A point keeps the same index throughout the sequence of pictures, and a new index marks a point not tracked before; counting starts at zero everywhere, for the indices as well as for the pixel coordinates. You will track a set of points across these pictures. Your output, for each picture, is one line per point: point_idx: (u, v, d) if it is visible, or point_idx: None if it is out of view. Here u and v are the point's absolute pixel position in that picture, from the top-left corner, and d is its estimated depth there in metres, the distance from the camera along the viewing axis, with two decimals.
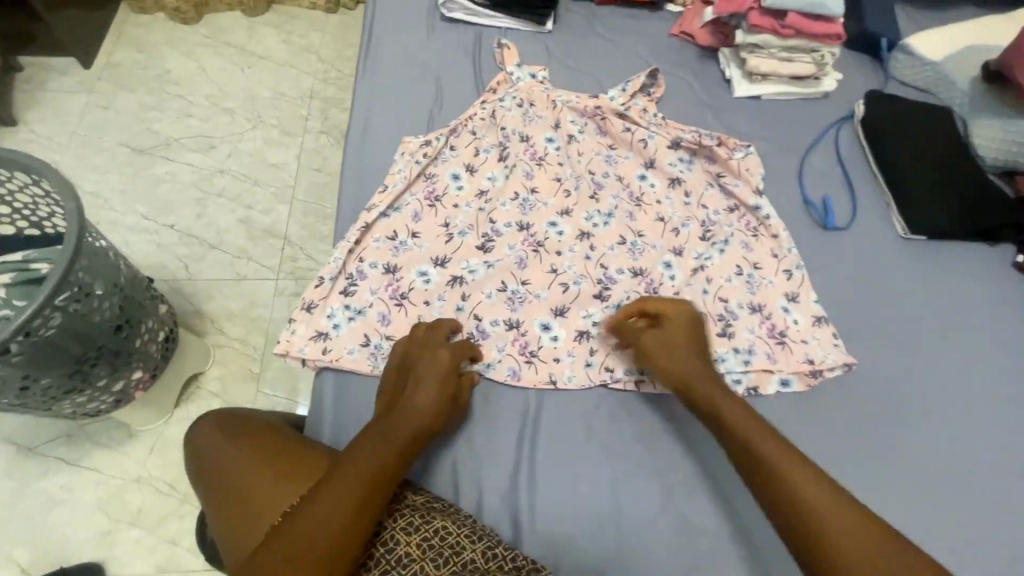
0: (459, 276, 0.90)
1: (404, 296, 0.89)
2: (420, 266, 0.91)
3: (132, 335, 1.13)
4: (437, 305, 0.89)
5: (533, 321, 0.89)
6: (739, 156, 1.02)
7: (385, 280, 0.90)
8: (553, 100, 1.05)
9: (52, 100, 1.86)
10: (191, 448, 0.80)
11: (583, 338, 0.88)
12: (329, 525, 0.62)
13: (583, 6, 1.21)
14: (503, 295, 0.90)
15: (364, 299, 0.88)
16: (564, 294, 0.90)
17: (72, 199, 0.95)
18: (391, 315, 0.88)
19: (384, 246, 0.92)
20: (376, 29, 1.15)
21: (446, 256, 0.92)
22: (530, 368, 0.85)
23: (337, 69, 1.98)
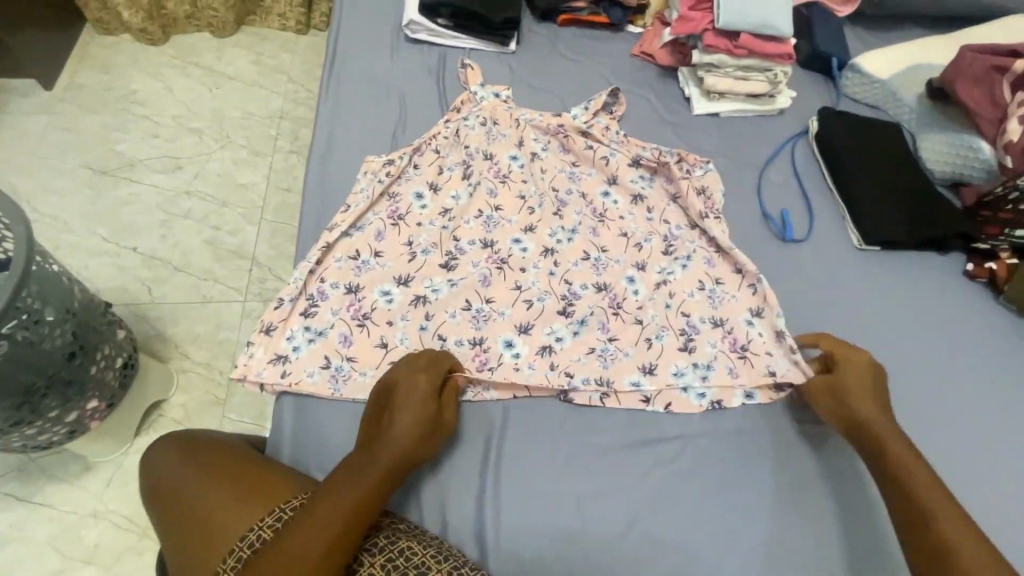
0: (422, 295, 0.90)
1: (367, 316, 0.87)
2: (383, 285, 0.90)
3: (86, 362, 1.08)
4: (401, 325, 0.87)
5: (497, 337, 0.88)
6: (698, 173, 1.04)
7: (347, 300, 0.88)
8: (517, 119, 1.07)
9: (11, 122, 1.81)
10: (145, 474, 0.78)
11: (546, 352, 0.88)
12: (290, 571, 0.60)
13: (546, 27, 1.24)
14: (468, 314, 0.89)
15: (325, 320, 0.87)
16: (529, 311, 0.90)
17: (21, 224, 0.92)
18: (353, 336, 0.86)
19: (346, 265, 0.91)
20: (339, 49, 1.15)
21: (410, 274, 0.91)
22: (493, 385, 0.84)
23: (308, 90, 1.98)
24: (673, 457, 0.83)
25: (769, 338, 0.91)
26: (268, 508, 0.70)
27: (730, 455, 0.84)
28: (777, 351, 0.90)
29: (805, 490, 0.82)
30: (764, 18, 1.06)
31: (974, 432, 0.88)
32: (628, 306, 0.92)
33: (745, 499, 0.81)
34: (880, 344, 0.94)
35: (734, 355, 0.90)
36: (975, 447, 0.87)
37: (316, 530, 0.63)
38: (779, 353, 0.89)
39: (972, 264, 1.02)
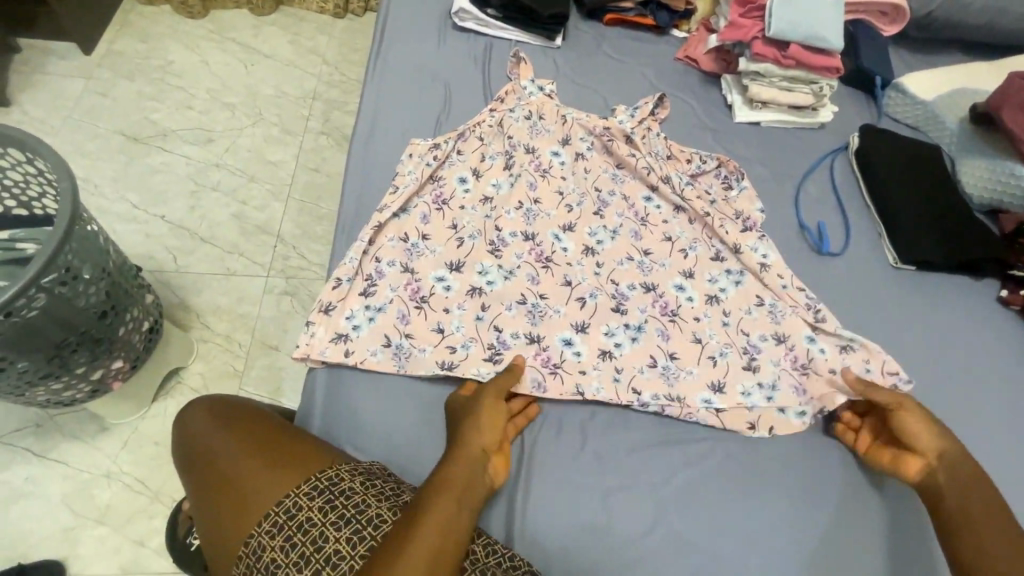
0: (477, 285, 0.90)
1: (424, 299, 0.88)
2: (437, 271, 0.90)
3: (116, 322, 1.10)
4: (457, 313, 0.88)
5: (554, 336, 0.88)
6: (734, 192, 1.04)
7: (403, 279, 0.89)
8: (562, 115, 1.06)
9: (48, 83, 1.83)
10: (177, 438, 0.77)
11: (606, 357, 0.88)
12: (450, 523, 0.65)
13: (592, 25, 1.24)
14: (523, 308, 0.89)
15: (383, 297, 0.87)
16: (582, 310, 0.91)
17: (67, 179, 0.93)
18: (409, 315, 0.87)
19: (398, 247, 0.91)
20: (387, 33, 1.16)
21: (460, 260, 0.91)
22: (554, 380, 0.84)
23: (341, 73, 1.99)
24: (701, 458, 0.83)
25: (833, 351, 0.91)
26: (303, 478, 0.70)
27: (755, 460, 0.84)
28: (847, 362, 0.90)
29: (829, 501, 0.82)
30: (814, 30, 1.06)
31: (1004, 458, 0.87)
32: (685, 313, 0.93)
33: (771, 504, 0.81)
34: (912, 364, 0.93)
35: (796, 372, 0.90)
36: (1004, 475, 0.86)
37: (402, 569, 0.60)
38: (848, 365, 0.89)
39: (1006, 291, 1.02)
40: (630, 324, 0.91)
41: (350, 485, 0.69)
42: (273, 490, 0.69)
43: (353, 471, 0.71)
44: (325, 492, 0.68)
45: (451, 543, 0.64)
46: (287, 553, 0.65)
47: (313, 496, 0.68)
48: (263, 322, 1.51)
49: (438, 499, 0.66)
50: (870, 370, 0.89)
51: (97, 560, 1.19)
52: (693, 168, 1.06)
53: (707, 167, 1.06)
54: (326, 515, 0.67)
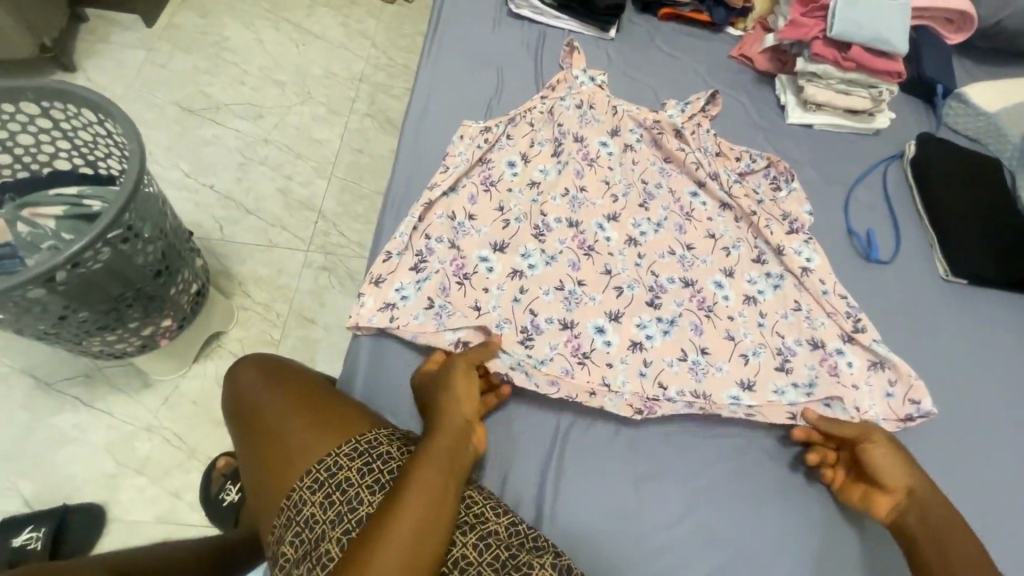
0: (518, 269, 0.91)
1: (467, 276, 0.90)
2: (481, 251, 0.92)
3: (169, 282, 1.14)
4: (495, 293, 0.89)
5: (587, 323, 0.89)
6: (782, 194, 1.03)
7: (451, 254, 0.91)
8: (613, 105, 1.07)
9: (112, 52, 1.91)
10: (228, 395, 0.81)
11: (636, 347, 0.88)
12: (431, 489, 0.65)
13: (646, 19, 1.24)
14: (560, 294, 0.90)
15: (431, 271, 0.89)
16: (619, 299, 0.91)
17: (136, 141, 0.97)
18: (451, 289, 0.88)
19: (445, 224, 0.93)
20: (443, 16, 1.17)
21: (505, 242, 0.93)
22: (582, 367, 0.85)
23: (389, 57, 2.02)
24: (732, 455, 0.83)
25: (862, 367, 0.88)
26: (345, 438, 0.72)
27: (787, 463, 0.83)
28: (870, 385, 0.87)
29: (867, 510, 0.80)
30: (878, 32, 1.03)
31: None
32: (719, 311, 0.92)
33: (802, 506, 0.80)
34: (958, 379, 0.91)
35: (831, 378, 0.87)
36: None
37: (387, 542, 0.60)
38: (870, 387, 0.87)
39: None
40: (663, 318, 0.90)
41: (387, 450, 0.72)
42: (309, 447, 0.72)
43: (392, 437, 0.74)
44: (364, 454, 0.71)
45: (437, 510, 0.64)
46: (325, 509, 0.68)
47: (352, 457, 0.70)
48: (301, 294, 1.56)
49: (422, 472, 0.66)
50: (889, 395, 0.86)
51: (135, 508, 1.25)
52: (743, 166, 1.05)
53: (756, 167, 1.05)
54: (364, 476, 0.69)
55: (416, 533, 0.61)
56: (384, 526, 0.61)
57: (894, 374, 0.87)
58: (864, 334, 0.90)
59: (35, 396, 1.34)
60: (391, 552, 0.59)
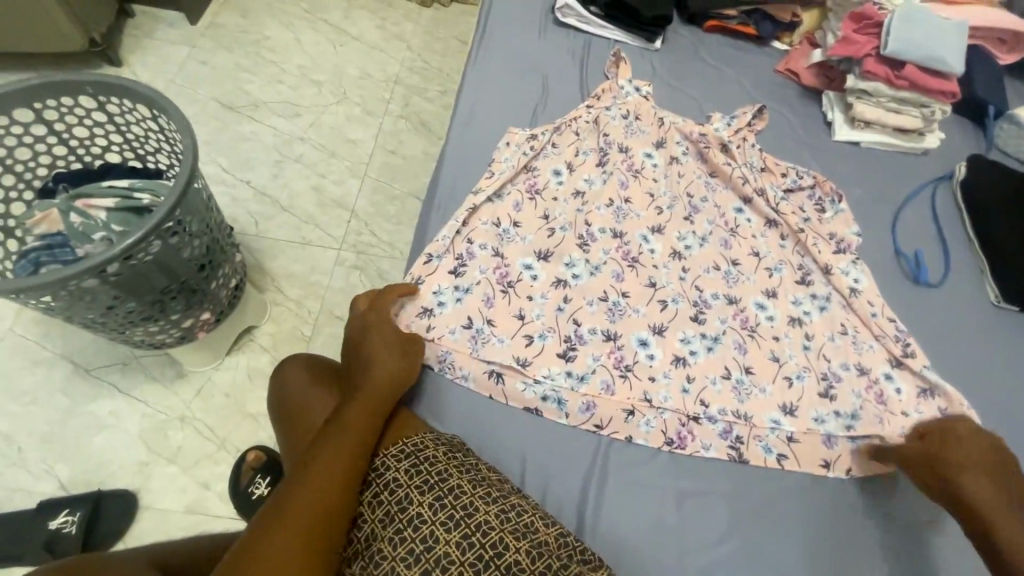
0: (562, 279, 0.91)
1: (511, 285, 0.90)
2: (525, 258, 0.92)
3: (210, 276, 1.16)
4: (539, 302, 0.89)
5: (630, 335, 0.88)
6: (829, 214, 1.01)
7: (493, 262, 0.91)
8: (659, 117, 1.07)
9: (155, 48, 1.95)
10: (273, 392, 0.84)
11: (679, 363, 0.87)
12: (341, 446, 0.70)
13: (691, 31, 1.23)
14: (604, 306, 0.90)
15: (471, 278, 0.89)
16: (662, 312, 0.90)
17: (190, 137, 0.99)
18: (495, 298, 0.88)
19: (490, 231, 0.93)
20: (490, 22, 1.18)
21: (549, 250, 0.93)
22: (623, 383, 0.85)
23: (424, 60, 2.04)
24: (775, 475, 0.82)
25: (910, 394, 0.86)
26: (393, 441, 0.74)
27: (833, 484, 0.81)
28: (921, 412, 0.85)
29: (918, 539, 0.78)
30: (934, 50, 1.01)
31: None
32: (764, 331, 0.91)
33: (849, 529, 0.78)
34: (1011, 408, 0.88)
35: (878, 406, 0.86)
36: None
37: (299, 492, 0.66)
38: (921, 415, 0.85)
39: None
40: (706, 334, 0.90)
41: (433, 453, 0.72)
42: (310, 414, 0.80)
43: (436, 441, 0.74)
44: (411, 456, 0.72)
45: (343, 464, 0.69)
46: (374, 508, 0.69)
47: (400, 459, 0.72)
48: (332, 293, 1.57)
49: (335, 429, 0.71)
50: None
51: (166, 496, 1.27)
52: (789, 183, 1.04)
53: (802, 185, 1.04)
54: (411, 478, 0.70)
55: (320, 484, 0.67)
56: (294, 478, 0.68)
57: (942, 406, 0.86)
58: (913, 359, 0.88)
59: (74, 382, 1.37)
60: (301, 497, 0.66)
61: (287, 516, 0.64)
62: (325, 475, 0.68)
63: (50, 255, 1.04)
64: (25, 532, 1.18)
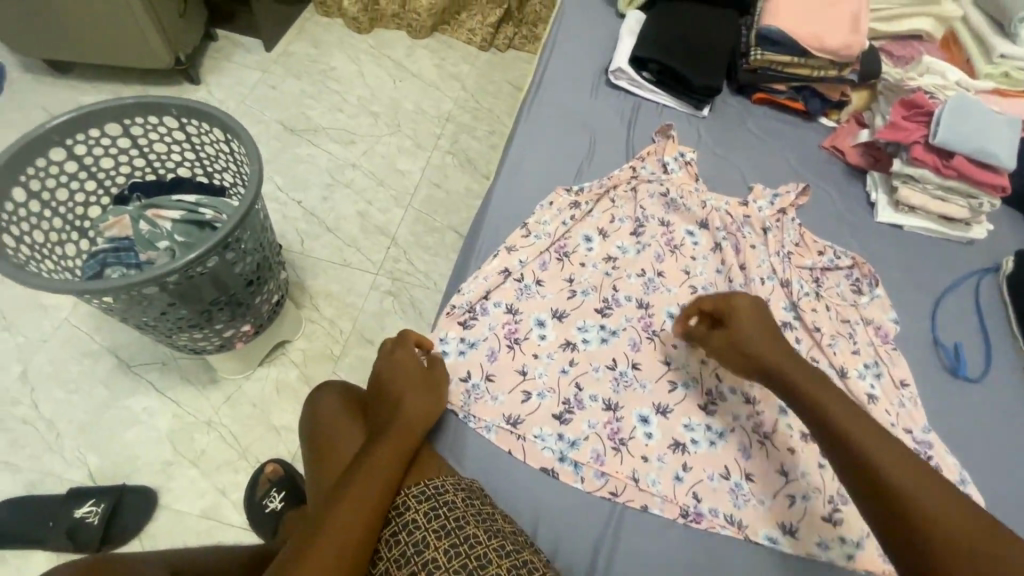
0: (572, 342, 0.91)
1: (518, 341, 0.91)
2: (540, 314, 0.93)
3: (256, 291, 1.22)
4: (544, 361, 0.89)
5: (632, 409, 0.87)
6: (865, 300, 0.99)
7: (504, 319, 0.92)
8: (702, 201, 1.07)
9: (232, 70, 2.11)
10: (304, 419, 0.86)
11: (678, 449, 0.84)
12: (373, 481, 0.72)
13: (739, 101, 1.27)
14: (610, 373, 0.89)
15: (479, 333, 0.91)
16: (671, 394, 0.88)
17: (257, 163, 1.06)
18: (499, 353, 0.89)
19: (510, 287, 0.95)
20: (545, 79, 1.24)
21: (566, 310, 0.94)
22: (614, 455, 0.83)
23: (476, 100, 2.14)
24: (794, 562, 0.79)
25: None
26: (418, 479, 0.75)
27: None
28: None
29: None
30: (985, 145, 1.01)
31: None
32: (779, 438, 0.83)
33: None
34: None
35: None
36: None
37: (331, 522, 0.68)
38: None
39: None
40: (713, 427, 0.86)
41: (453, 499, 0.73)
42: (339, 445, 0.81)
43: (457, 486, 0.75)
44: (431, 499, 0.72)
45: (373, 497, 0.71)
46: (391, 547, 0.70)
47: (420, 500, 0.72)
48: (365, 315, 1.62)
49: (368, 464, 0.73)
50: None
51: (185, 498, 1.31)
52: (827, 261, 1.02)
53: (839, 264, 1.02)
54: (429, 520, 0.70)
55: (350, 517, 0.68)
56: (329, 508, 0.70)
57: None
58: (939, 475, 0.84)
59: (115, 375, 1.44)
60: (335, 528, 0.68)
61: (315, 554, 0.66)
62: (356, 507, 0.69)
63: (117, 258, 1.13)
64: (50, 517, 1.22)
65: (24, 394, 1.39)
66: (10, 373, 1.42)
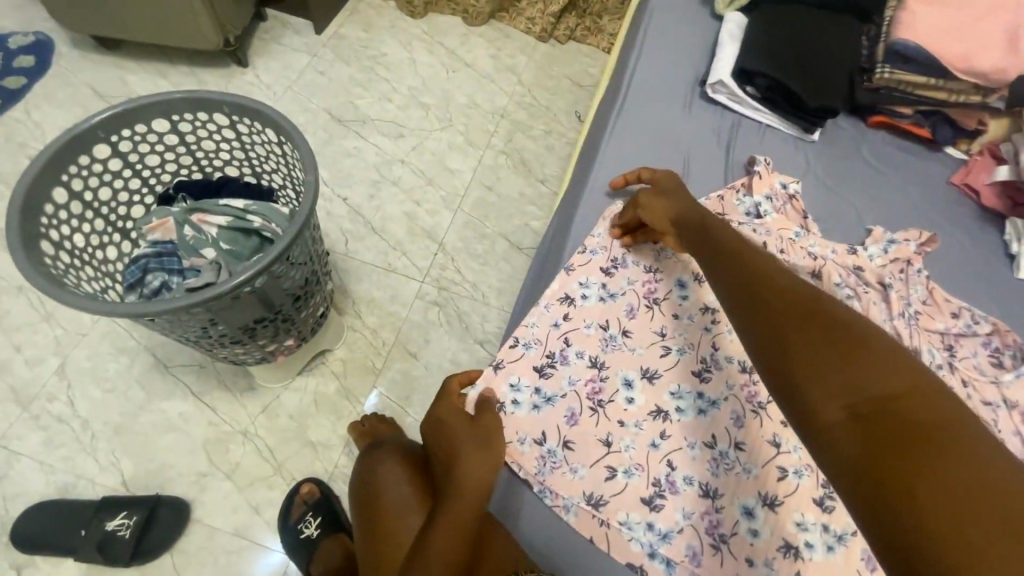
0: (664, 409, 0.79)
1: (602, 404, 0.79)
2: (628, 372, 0.81)
3: (302, 306, 1.14)
4: (632, 430, 0.78)
5: (734, 499, 0.73)
6: (1009, 378, 0.83)
7: (588, 375, 0.81)
8: (808, 251, 0.91)
9: (281, 53, 2.01)
10: (364, 481, 0.81)
11: (789, 553, 0.69)
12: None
13: (853, 124, 1.11)
14: (707, 452, 0.76)
15: (558, 387, 0.80)
16: (778, 483, 0.72)
17: (314, 174, 0.96)
18: (580, 415, 0.78)
19: (594, 337, 0.84)
20: (632, 88, 1.10)
21: (657, 370, 0.82)
22: (713, 556, 0.71)
23: (533, 96, 2.00)
24: None
25: None
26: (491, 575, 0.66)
27: None
28: None
29: None
30: None
31: None
32: None
33: None
34: None
35: None
36: None
37: None
38: None
39: None
40: (831, 527, 0.70)
41: None
42: (401, 520, 0.75)
43: None
44: None
45: None
46: None
47: None
48: (409, 326, 1.53)
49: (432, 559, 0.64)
50: None
51: (217, 512, 1.25)
52: (961, 326, 0.88)
53: (976, 330, 0.88)
54: None
55: None
56: None
57: None
58: None
59: (151, 376, 1.38)
60: None
61: None
62: None
63: (159, 263, 1.05)
64: (83, 525, 1.19)
65: (61, 390, 1.35)
66: (48, 367, 1.37)
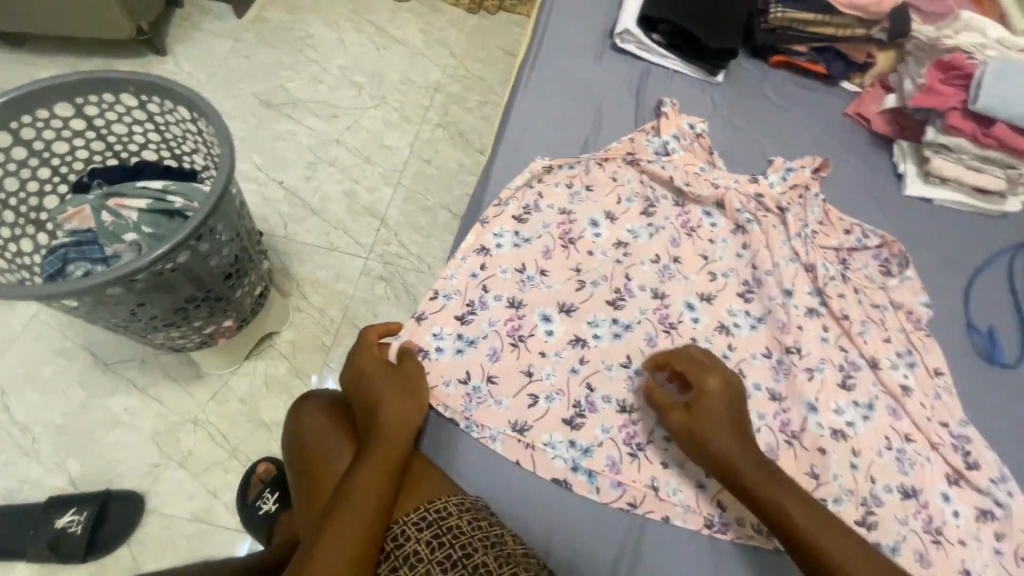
0: (582, 338, 0.84)
1: (522, 339, 0.83)
2: (545, 308, 0.85)
3: (236, 285, 1.13)
4: (552, 359, 0.82)
5: (648, 412, 0.80)
6: (895, 283, 0.92)
7: (507, 315, 0.84)
8: (711, 182, 0.98)
9: (201, 40, 1.95)
10: (289, 437, 0.82)
11: None
12: (359, 504, 0.65)
13: (755, 65, 1.16)
14: (623, 373, 0.82)
15: (478, 330, 0.83)
16: None
17: (229, 147, 0.96)
18: (501, 352, 0.82)
19: (512, 279, 0.87)
20: (544, 44, 1.13)
21: (574, 303, 0.86)
22: (631, 463, 0.76)
23: (465, 68, 2.00)
24: None
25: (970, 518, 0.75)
26: (414, 505, 0.69)
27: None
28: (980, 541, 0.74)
29: None
30: None
31: None
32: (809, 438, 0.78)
33: None
34: None
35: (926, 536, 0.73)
36: None
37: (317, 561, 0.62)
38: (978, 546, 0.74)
39: None
40: None
41: (458, 523, 0.66)
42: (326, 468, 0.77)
43: (462, 507, 0.68)
44: (433, 525, 0.66)
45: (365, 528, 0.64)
46: None
47: (421, 527, 0.66)
48: (356, 303, 1.53)
49: (355, 490, 0.66)
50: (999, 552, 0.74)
51: (173, 501, 1.25)
52: (854, 241, 0.95)
53: (867, 244, 0.95)
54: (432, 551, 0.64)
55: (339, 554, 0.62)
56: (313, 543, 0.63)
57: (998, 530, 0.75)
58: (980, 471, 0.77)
59: (91, 374, 1.35)
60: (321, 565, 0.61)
61: None
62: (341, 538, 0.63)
63: (80, 252, 1.03)
64: (31, 528, 1.17)
65: None
66: None
